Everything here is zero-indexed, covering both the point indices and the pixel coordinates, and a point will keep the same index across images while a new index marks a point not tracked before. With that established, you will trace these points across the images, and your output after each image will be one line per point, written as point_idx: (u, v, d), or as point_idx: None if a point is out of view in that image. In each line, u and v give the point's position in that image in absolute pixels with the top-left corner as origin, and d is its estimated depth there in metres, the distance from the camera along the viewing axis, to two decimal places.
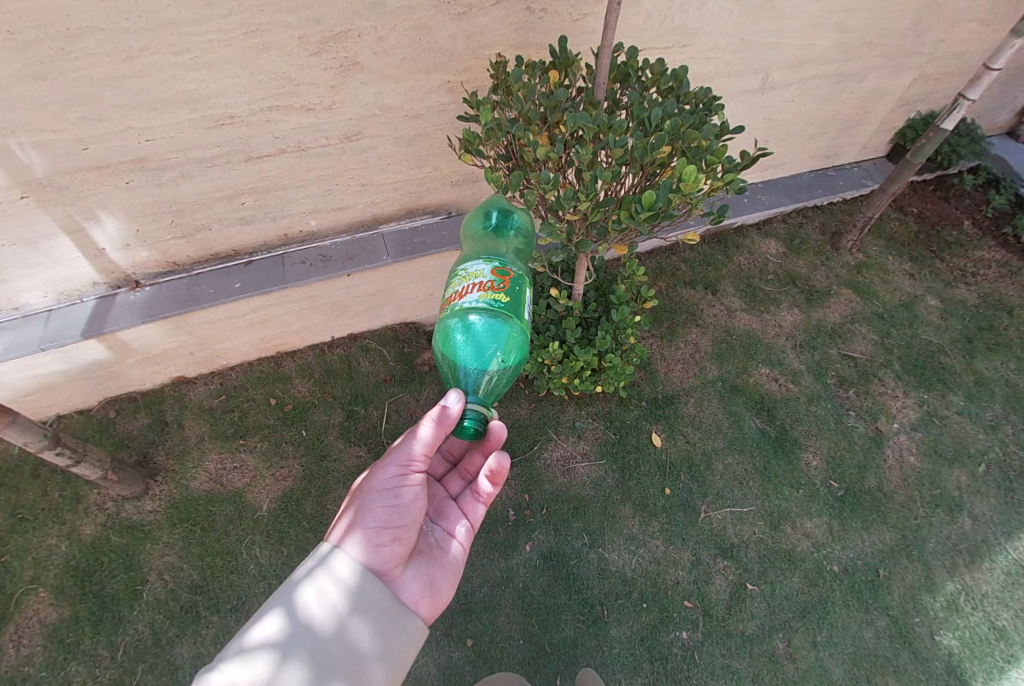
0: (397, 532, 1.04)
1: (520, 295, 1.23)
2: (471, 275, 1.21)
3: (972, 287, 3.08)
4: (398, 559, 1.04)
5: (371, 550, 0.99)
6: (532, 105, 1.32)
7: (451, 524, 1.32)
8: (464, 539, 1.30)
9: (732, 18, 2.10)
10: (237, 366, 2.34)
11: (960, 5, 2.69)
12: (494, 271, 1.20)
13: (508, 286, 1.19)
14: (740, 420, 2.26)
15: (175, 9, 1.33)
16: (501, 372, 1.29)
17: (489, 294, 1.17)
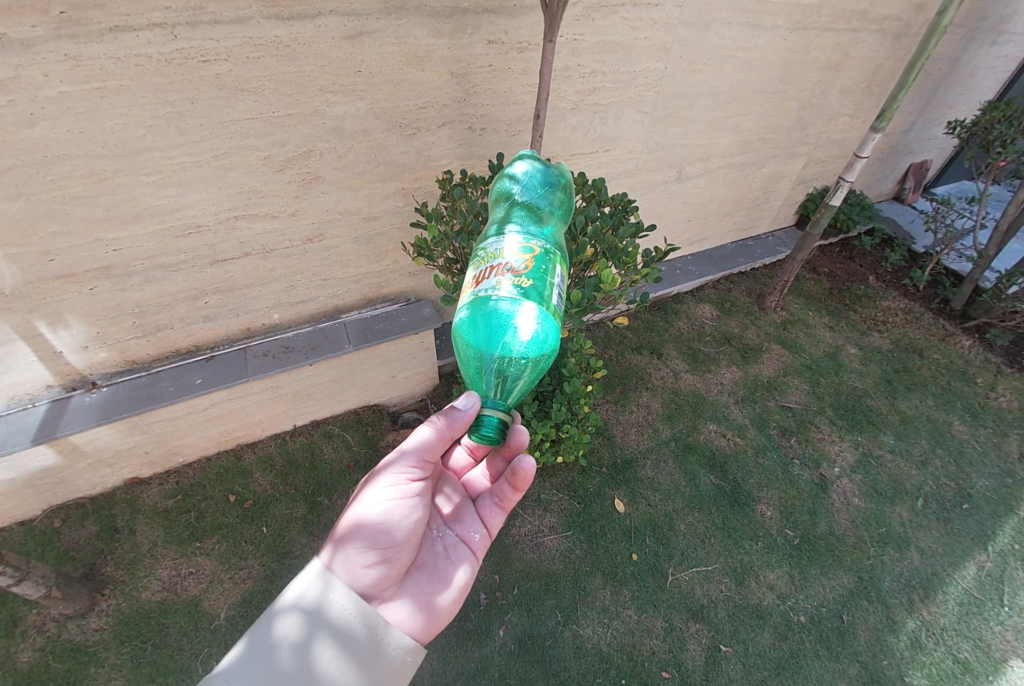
0: (388, 554, 1.12)
1: (545, 274, 1.13)
2: (490, 255, 1.15)
3: (885, 334, 3.46)
4: (391, 576, 1.13)
5: (362, 570, 1.08)
6: (473, 219, 1.58)
7: (466, 530, 1.40)
8: (477, 545, 1.38)
9: (644, 128, 2.48)
10: (195, 462, 2.27)
11: (827, 109, 3.28)
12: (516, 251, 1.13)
13: (529, 268, 1.12)
14: (695, 478, 2.37)
15: (150, 138, 1.48)
16: (523, 370, 1.14)
17: (501, 278, 1.10)
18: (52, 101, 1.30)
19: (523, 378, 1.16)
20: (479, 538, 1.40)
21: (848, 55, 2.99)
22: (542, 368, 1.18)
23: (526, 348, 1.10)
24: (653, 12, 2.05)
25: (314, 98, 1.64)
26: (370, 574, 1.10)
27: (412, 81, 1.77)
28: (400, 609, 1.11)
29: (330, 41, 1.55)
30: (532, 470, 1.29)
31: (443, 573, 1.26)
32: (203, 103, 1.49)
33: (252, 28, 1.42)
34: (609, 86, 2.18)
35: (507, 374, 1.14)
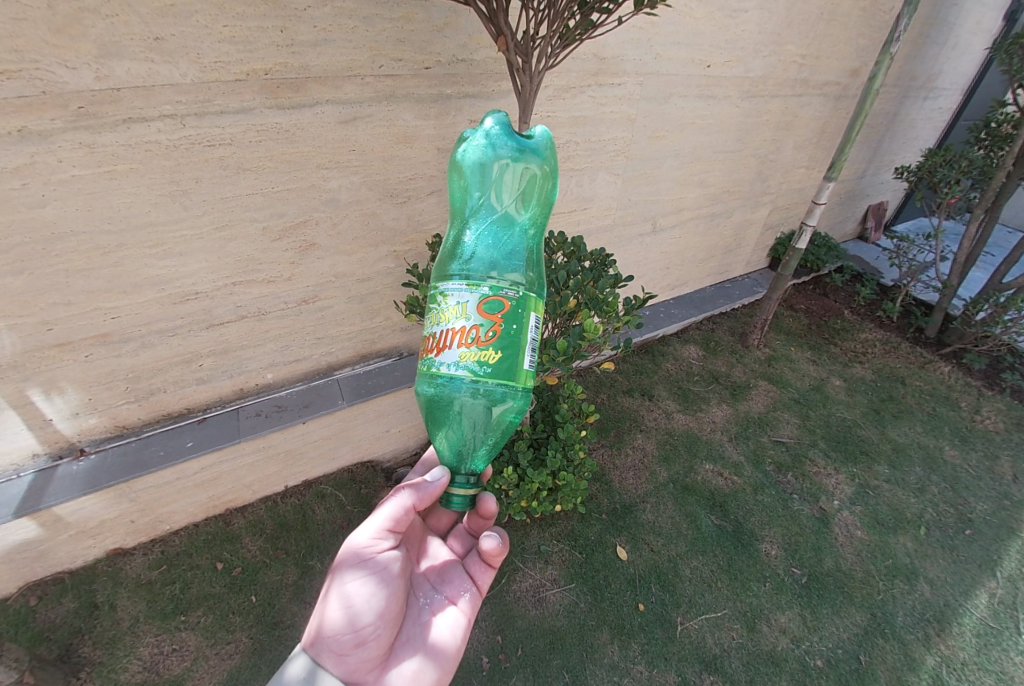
0: (363, 639, 1.08)
1: (516, 334, 1.06)
2: (448, 313, 1.06)
3: (867, 364, 3.57)
4: (372, 659, 1.09)
5: (338, 658, 1.05)
6: None
7: (453, 594, 1.33)
8: (468, 607, 1.33)
9: (617, 187, 2.68)
10: (182, 530, 2.20)
11: (784, 162, 3.57)
12: (479, 312, 1.03)
13: (497, 334, 1.04)
14: (697, 520, 2.35)
15: (155, 213, 1.58)
16: (499, 425, 1.22)
17: (457, 350, 1.04)
18: (63, 183, 1.40)
19: (500, 433, 1.23)
20: (466, 602, 1.33)
21: (797, 115, 3.31)
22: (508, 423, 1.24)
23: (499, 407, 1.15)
24: (617, 89, 2.29)
25: (311, 174, 1.77)
26: (347, 661, 1.06)
27: (401, 156, 1.93)
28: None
29: (327, 125, 1.70)
30: (503, 545, 1.27)
31: (431, 644, 1.20)
32: (206, 181, 1.60)
33: (255, 116, 1.57)
34: (582, 153, 2.38)
35: (478, 432, 1.20)
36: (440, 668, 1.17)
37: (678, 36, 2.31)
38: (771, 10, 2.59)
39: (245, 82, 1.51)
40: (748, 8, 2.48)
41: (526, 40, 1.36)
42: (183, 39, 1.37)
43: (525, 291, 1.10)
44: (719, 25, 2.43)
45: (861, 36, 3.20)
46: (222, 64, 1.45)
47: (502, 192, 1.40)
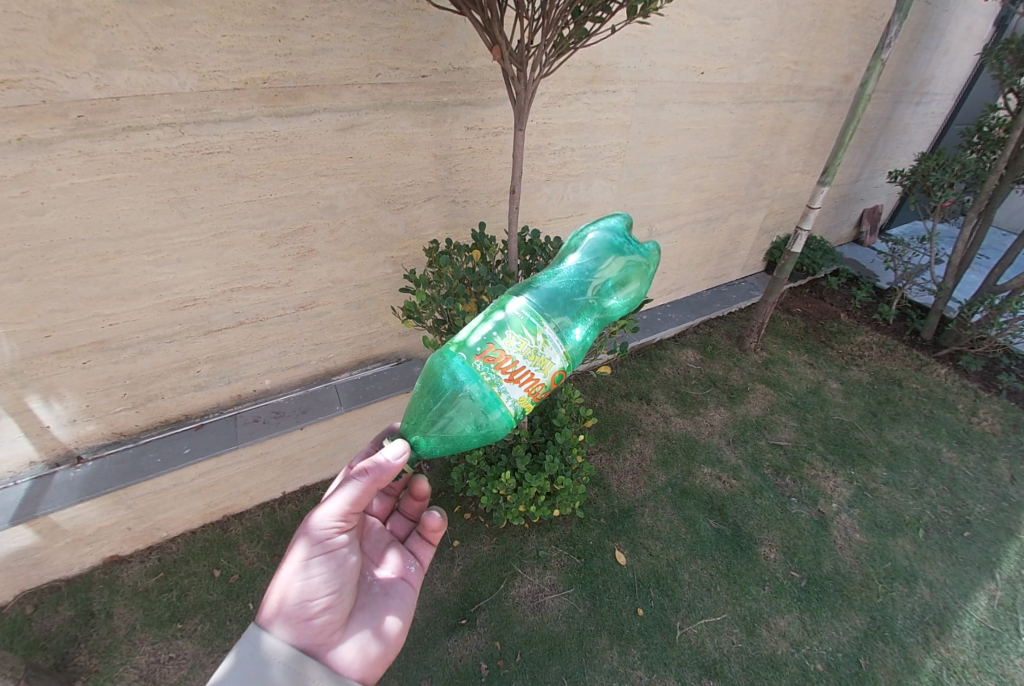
0: (324, 603, 1.06)
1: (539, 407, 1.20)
2: (541, 362, 1.09)
3: (864, 367, 3.58)
4: (334, 624, 1.07)
5: (301, 626, 1.01)
6: (458, 283, 1.73)
7: (399, 569, 1.36)
8: (412, 580, 1.37)
9: (614, 192, 2.70)
10: (179, 537, 2.20)
11: (778, 167, 3.60)
12: (553, 378, 1.13)
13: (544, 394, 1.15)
14: (695, 523, 2.35)
15: (154, 220, 1.59)
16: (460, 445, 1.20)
17: (513, 391, 1.07)
18: (63, 191, 1.41)
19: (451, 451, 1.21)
20: (412, 575, 1.37)
21: (791, 121, 3.34)
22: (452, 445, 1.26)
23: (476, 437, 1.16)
24: (612, 96, 2.31)
25: (309, 181, 1.78)
26: (310, 630, 1.02)
27: (399, 163, 1.94)
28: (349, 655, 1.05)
29: (324, 133, 1.72)
30: (442, 520, 1.37)
31: (384, 614, 1.21)
32: (205, 189, 1.62)
33: (253, 124, 1.58)
34: (578, 159, 2.41)
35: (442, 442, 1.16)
36: (395, 634, 1.19)
37: (672, 43, 2.34)
38: (763, 17, 2.62)
39: (243, 91, 1.52)
40: (741, 16, 2.52)
41: (520, 49, 1.38)
42: (182, 49, 1.38)
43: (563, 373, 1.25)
44: (712, 32, 2.46)
45: (852, 42, 3.25)
46: (221, 73, 1.47)
47: (599, 272, 1.51)
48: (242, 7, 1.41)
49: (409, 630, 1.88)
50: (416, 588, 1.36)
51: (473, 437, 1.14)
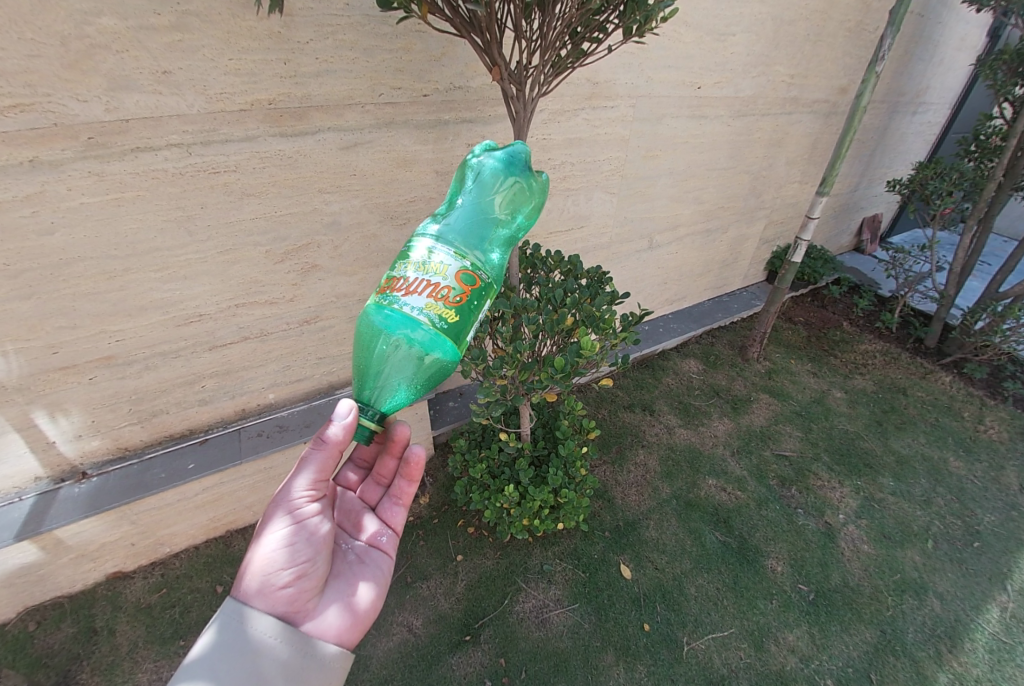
0: (299, 569, 1.04)
1: (474, 312, 1.08)
2: (433, 268, 1.04)
3: (867, 375, 3.57)
4: (309, 592, 1.04)
5: (275, 596, 0.99)
6: None
7: (371, 536, 1.30)
8: (386, 546, 1.30)
9: (613, 206, 2.73)
10: (183, 552, 2.19)
11: (777, 178, 3.64)
12: (457, 274, 1.05)
13: (464, 297, 1.05)
14: (701, 536, 2.33)
15: (162, 239, 1.62)
16: (418, 380, 1.07)
17: (442, 308, 1.02)
18: (72, 211, 1.44)
19: (411, 403, 1.12)
20: (386, 542, 1.31)
21: (787, 132, 3.37)
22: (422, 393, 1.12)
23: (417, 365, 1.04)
24: (610, 112, 2.35)
25: (313, 199, 1.82)
26: (281, 602, 0.98)
27: (401, 181, 1.98)
28: (321, 624, 1.02)
29: (328, 152, 1.75)
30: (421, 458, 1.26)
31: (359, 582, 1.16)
32: (211, 207, 1.65)
33: (259, 144, 1.62)
34: (578, 173, 2.44)
35: (395, 385, 1.06)
36: (369, 604, 1.14)
37: (667, 60, 2.39)
38: (758, 32, 2.67)
39: (249, 112, 1.56)
40: (736, 31, 2.56)
41: (520, 69, 1.42)
42: (190, 72, 1.42)
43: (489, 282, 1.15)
44: (708, 48, 2.51)
45: (846, 55, 3.30)
46: (228, 96, 1.50)
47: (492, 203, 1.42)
48: (248, 33, 1.45)
49: (413, 647, 1.86)
50: (390, 550, 1.31)
51: (431, 375, 1.07)
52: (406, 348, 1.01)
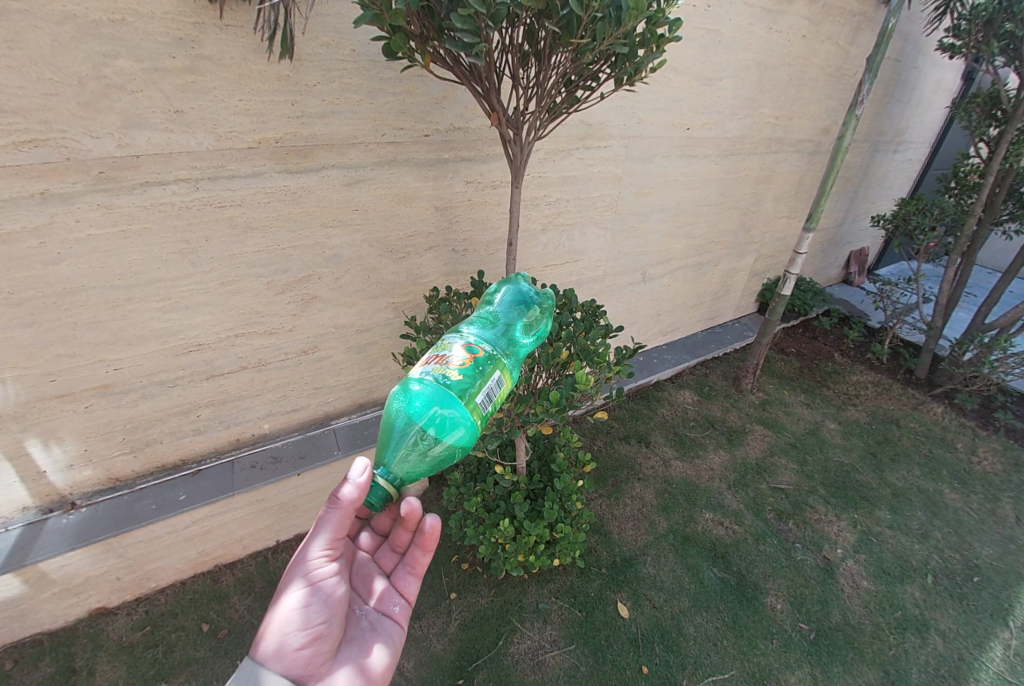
0: (314, 631, 1.02)
1: (485, 374, 1.06)
2: (440, 349, 1.09)
3: (860, 406, 3.60)
4: (321, 659, 1.02)
5: (290, 661, 0.96)
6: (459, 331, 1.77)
7: (385, 605, 1.25)
8: (399, 616, 1.25)
9: (607, 241, 2.81)
10: (168, 588, 2.11)
11: (765, 214, 3.75)
12: (462, 347, 1.08)
13: (468, 363, 1.04)
14: (699, 572, 2.29)
15: (166, 270, 1.64)
16: (435, 444, 1.01)
17: (449, 370, 1.02)
18: (79, 242, 1.47)
19: (432, 472, 1.05)
20: (399, 611, 1.26)
21: (774, 171, 3.51)
22: (443, 461, 1.04)
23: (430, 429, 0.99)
24: (604, 152, 2.45)
25: (315, 233, 1.86)
26: (295, 667, 0.96)
27: (402, 216, 2.03)
28: None
29: (332, 188, 1.81)
30: (436, 526, 1.21)
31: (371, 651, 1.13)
32: (215, 240, 1.68)
33: (265, 180, 1.67)
34: (573, 210, 2.52)
35: (411, 453, 1.02)
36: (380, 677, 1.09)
37: (658, 104, 2.51)
38: (744, 79, 2.82)
39: (257, 150, 1.61)
40: (722, 77, 2.71)
41: (518, 115, 1.48)
42: (201, 112, 1.48)
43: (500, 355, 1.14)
44: (696, 93, 2.64)
45: (828, 100, 3.47)
46: (237, 134, 1.56)
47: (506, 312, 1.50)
48: (259, 76, 1.52)
49: None
50: (403, 622, 1.26)
51: (453, 438, 1.00)
52: (420, 410, 0.98)
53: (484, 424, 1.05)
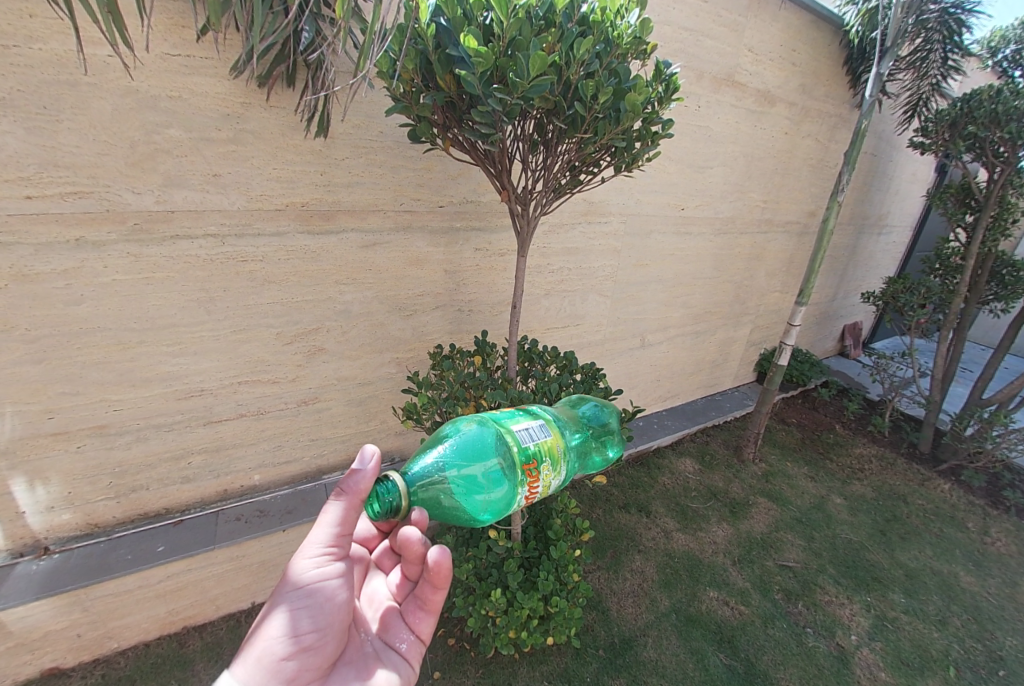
0: (306, 644, 0.97)
1: (528, 422, 1.19)
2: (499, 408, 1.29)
3: (865, 481, 3.52)
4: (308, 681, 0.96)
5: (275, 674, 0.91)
6: (459, 388, 1.79)
7: (390, 636, 1.18)
8: (403, 654, 1.17)
9: (607, 307, 2.92)
10: (131, 650, 1.97)
11: (759, 287, 3.91)
12: (518, 407, 1.27)
13: (517, 412, 1.22)
14: (704, 658, 2.13)
15: (180, 315, 1.71)
16: (467, 475, 1.11)
17: (499, 413, 1.21)
18: (103, 285, 1.55)
19: (455, 503, 1.12)
20: (406, 648, 1.18)
21: (765, 249, 3.72)
22: (470, 498, 1.11)
23: (468, 458, 1.12)
24: (604, 227, 2.62)
25: (329, 289, 1.95)
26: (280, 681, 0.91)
27: (412, 277, 2.14)
28: None
29: (349, 249, 1.93)
30: (448, 560, 1.10)
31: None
32: (232, 291, 1.76)
33: (287, 239, 1.79)
34: (574, 278, 2.65)
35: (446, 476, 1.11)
36: None
37: (654, 186, 2.72)
38: (733, 166, 3.08)
39: (283, 212, 1.75)
40: (713, 165, 2.95)
41: (526, 193, 1.62)
42: (236, 176, 1.62)
43: (549, 418, 1.25)
44: (690, 178, 2.87)
45: (811, 186, 3.75)
46: (267, 197, 1.70)
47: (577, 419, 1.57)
48: (294, 149, 1.68)
49: None
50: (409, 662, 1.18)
51: (492, 477, 1.10)
52: (464, 439, 1.15)
53: (523, 462, 1.10)
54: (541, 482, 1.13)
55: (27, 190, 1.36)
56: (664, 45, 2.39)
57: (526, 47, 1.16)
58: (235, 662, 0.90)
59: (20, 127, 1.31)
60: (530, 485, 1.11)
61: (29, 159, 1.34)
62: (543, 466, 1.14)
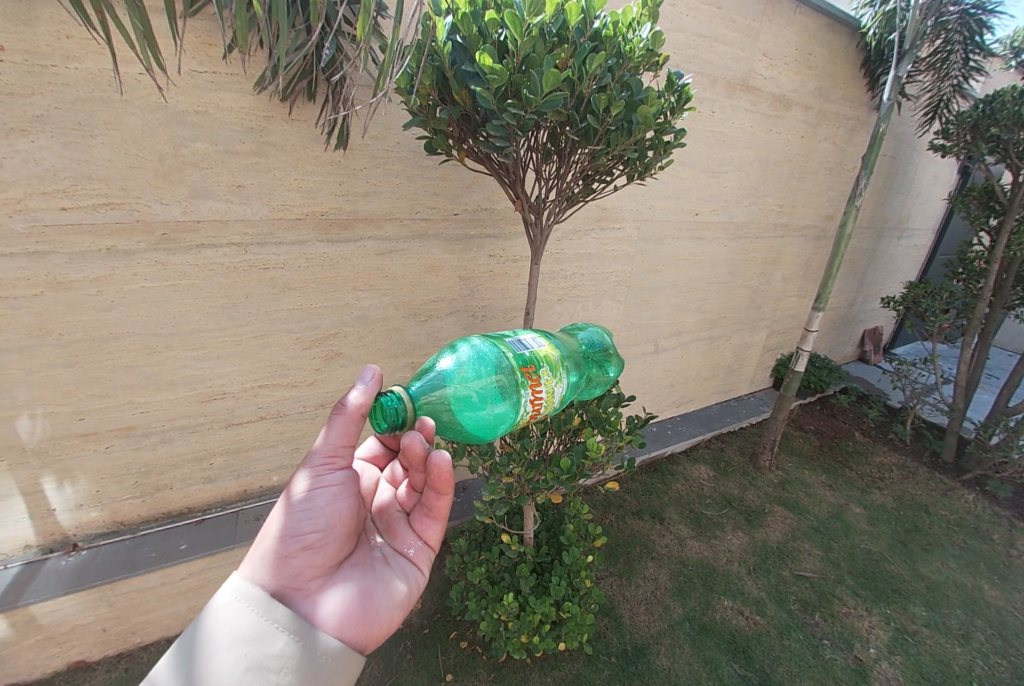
0: (309, 541, 1.00)
1: (522, 340, 1.26)
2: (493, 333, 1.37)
3: (885, 490, 3.44)
4: (314, 573, 0.98)
5: (280, 564, 0.95)
6: None
7: (400, 544, 1.19)
8: (414, 560, 1.17)
9: (620, 312, 2.91)
10: (153, 645, 2.03)
11: (775, 292, 3.87)
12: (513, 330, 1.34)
13: (511, 333, 1.29)
14: (717, 668, 2.11)
15: (204, 321, 1.77)
16: (469, 392, 1.16)
17: (494, 335, 1.28)
18: (132, 292, 1.61)
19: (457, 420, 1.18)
20: (415, 554, 1.18)
21: (781, 253, 3.68)
22: (473, 413, 1.17)
23: (468, 376, 1.17)
24: (618, 233, 2.63)
25: (347, 295, 2.00)
26: (285, 570, 0.95)
27: (428, 283, 2.18)
28: (322, 605, 0.93)
29: (366, 256, 1.97)
30: (446, 462, 1.08)
31: (378, 584, 1.05)
32: (254, 297, 1.82)
33: (307, 247, 1.84)
34: (587, 283, 2.66)
35: (448, 395, 1.17)
36: (383, 608, 1.01)
37: (668, 192, 2.72)
38: (748, 170, 3.06)
39: (303, 221, 1.80)
40: (728, 170, 2.94)
41: (540, 201, 1.64)
42: (259, 187, 1.68)
43: (541, 337, 1.33)
44: (704, 184, 2.87)
45: (829, 189, 3.70)
46: (287, 207, 1.75)
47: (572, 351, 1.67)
48: (314, 160, 1.73)
49: None
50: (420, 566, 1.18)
51: (493, 392, 1.15)
52: (465, 361, 1.19)
53: (521, 365, 1.17)
54: (542, 386, 1.20)
55: (64, 202, 1.43)
56: (677, 52, 2.39)
57: (539, 64, 1.18)
58: (242, 563, 0.94)
59: (57, 142, 1.38)
60: (532, 388, 1.18)
61: (65, 173, 1.41)
62: (542, 370, 1.21)
